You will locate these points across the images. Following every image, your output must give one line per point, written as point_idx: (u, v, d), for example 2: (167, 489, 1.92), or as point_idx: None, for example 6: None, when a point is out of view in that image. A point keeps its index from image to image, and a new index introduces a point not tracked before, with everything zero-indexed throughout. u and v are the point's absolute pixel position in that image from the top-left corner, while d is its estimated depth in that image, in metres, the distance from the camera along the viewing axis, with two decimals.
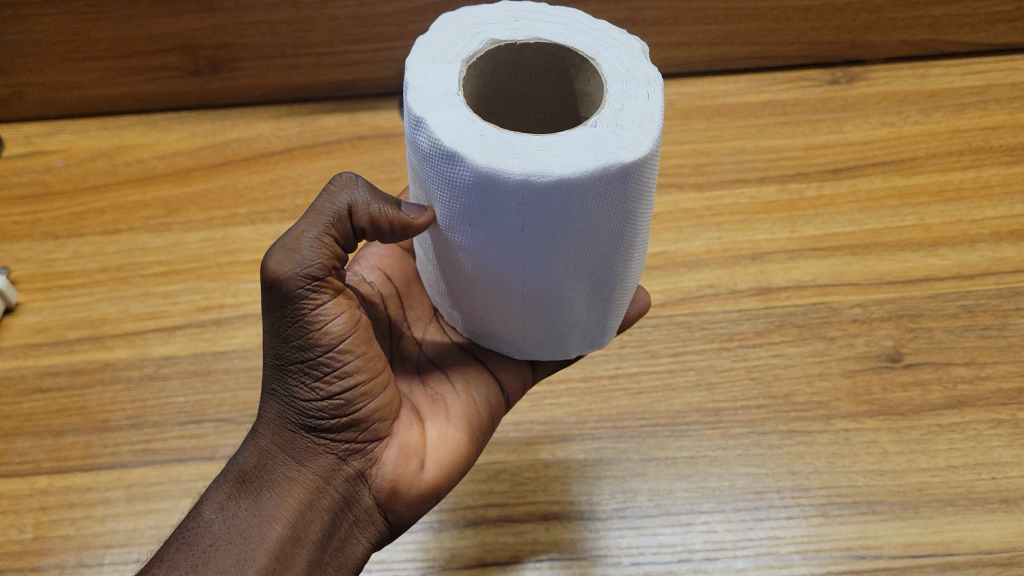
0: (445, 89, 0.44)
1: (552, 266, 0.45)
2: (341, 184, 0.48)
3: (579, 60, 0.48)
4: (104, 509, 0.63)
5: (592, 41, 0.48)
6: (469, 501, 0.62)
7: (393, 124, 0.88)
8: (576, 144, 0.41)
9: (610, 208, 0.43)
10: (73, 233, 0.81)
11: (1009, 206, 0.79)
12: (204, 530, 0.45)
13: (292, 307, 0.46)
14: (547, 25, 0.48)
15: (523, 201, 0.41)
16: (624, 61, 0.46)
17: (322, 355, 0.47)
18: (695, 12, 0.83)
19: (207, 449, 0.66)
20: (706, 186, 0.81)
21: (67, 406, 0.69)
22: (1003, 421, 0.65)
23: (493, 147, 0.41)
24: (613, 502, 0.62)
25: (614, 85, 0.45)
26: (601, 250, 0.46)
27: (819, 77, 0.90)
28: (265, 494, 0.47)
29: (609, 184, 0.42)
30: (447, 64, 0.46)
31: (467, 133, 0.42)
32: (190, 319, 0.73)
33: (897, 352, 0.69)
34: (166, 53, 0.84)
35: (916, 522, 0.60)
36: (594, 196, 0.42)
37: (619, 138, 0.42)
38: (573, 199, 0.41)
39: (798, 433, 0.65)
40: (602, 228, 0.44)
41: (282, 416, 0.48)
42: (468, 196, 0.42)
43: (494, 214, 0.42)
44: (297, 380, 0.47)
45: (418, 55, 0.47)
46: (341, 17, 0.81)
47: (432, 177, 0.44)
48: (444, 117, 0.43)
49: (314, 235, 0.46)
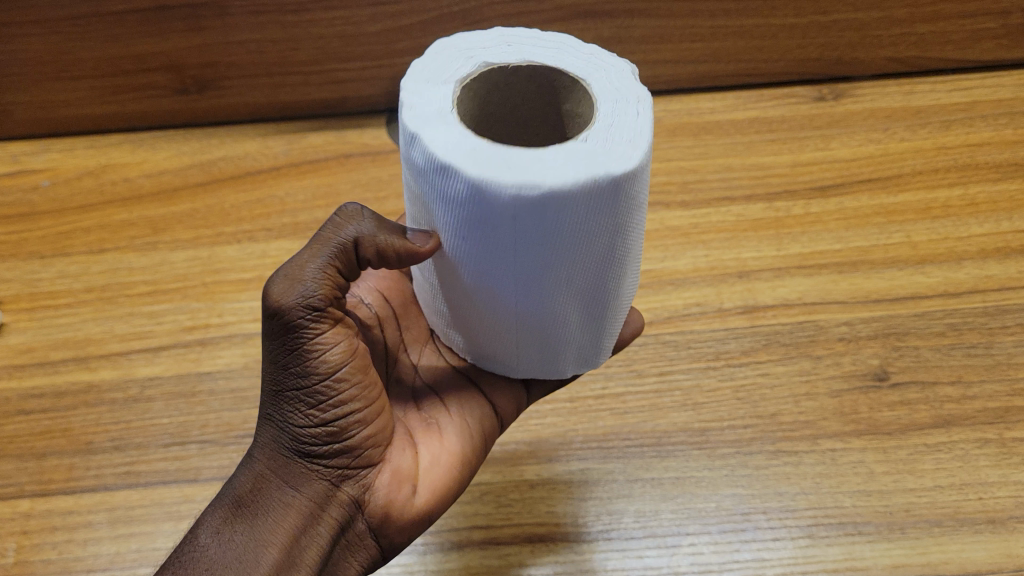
0: (439, 107, 0.44)
1: (547, 282, 0.45)
2: (347, 216, 0.47)
3: (568, 82, 0.48)
4: (86, 533, 0.62)
5: (582, 64, 0.48)
6: (455, 523, 0.62)
7: (380, 142, 0.89)
8: (565, 156, 0.41)
9: (602, 222, 0.43)
10: (59, 253, 0.80)
11: (996, 223, 0.79)
12: (201, 554, 0.45)
13: (293, 335, 0.46)
14: (539, 49, 0.48)
15: (515, 213, 0.41)
16: (613, 82, 0.46)
17: (323, 380, 0.47)
18: (682, 31, 0.84)
19: (190, 472, 0.65)
20: (693, 204, 0.81)
21: (52, 428, 0.68)
22: (990, 440, 0.64)
23: (486, 159, 0.41)
24: (599, 524, 0.61)
25: (604, 104, 0.45)
26: (595, 267, 0.45)
27: (806, 94, 0.91)
28: (261, 519, 0.46)
29: (600, 198, 0.41)
30: (442, 84, 0.46)
31: (460, 146, 0.42)
32: (175, 339, 0.73)
33: (884, 370, 0.69)
34: (153, 72, 0.85)
35: (902, 543, 0.59)
36: (585, 209, 0.41)
37: (611, 151, 0.42)
38: (565, 213, 0.41)
39: (785, 453, 0.64)
40: (594, 244, 0.44)
41: (281, 441, 0.48)
42: (462, 208, 0.42)
43: (486, 228, 0.42)
44: (296, 405, 0.47)
45: (414, 75, 0.46)
46: (328, 36, 0.82)
47: (426, 192, 0.44)
48: (439, 133, 0.43)
49: (318, 265, 0.46)
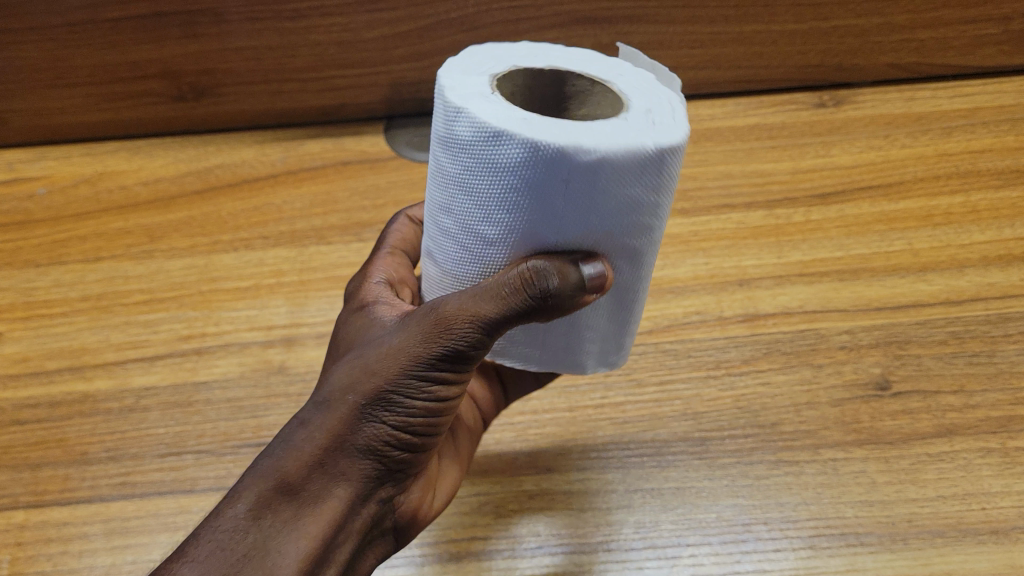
0: (477, 89, 0.43)
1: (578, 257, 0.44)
2: (550, 269, 0.42)
3: (588, 84, 0.49)
4: (82, 544, 0.60)
5: (605, 68, 0.48)
6: (452, 535, 0.60)
7: (378, 149, 0.89)
8: (613, 130, 0.40)
9: (645, 199, 0.42)
10: (54, 261, 0.80)
11: (998, 230, 0.78)
12: (244, 541, 0.39)
13: (435, 361, 0.43)
14: (563, 59, 0.49)
15: (566, 180, 0.39)
16: (638, 80, 0.47)
17: (417, 396, 0.44)
18: (681, 37, 0.86)
19: (186, 482, 0.63)
20: (693, 212, 0.82)
21: (46, 438, 0.67)
22: (993, 450, 0.63)
23: (538, 126, 0.39)
24: (598, 535, 0.59)
25: (637, 96, 0.45)
26: (626, 249, 0.44)
27: (806, 101, 0.92)
28: (311, 510, 0.42)
29: (646, 173, 0.40)
30: (478, 77, 0.45)
31: (511, 117, 0.40)
32: (172, 349, 0.72)
33: (886, 379, 0.68)
34: (150, 79, 0.86)
35: (905, 554, 0.57)
36: (632, 184, 0.40)
37: (654, 129, 0.41)
38: (611, 182, 0.40)
39: (786, 463, 0.63)
40: (634, 221, 0.43)
41: (348, 438, 0.43)
42: (509, 179, 0.40)
43: (536, 197, 0.40)
44: (385, 410, 0.43)
45: (450, 70, 0.45)
46: (324, 43, 0.83)
47: (467, 169, 0.42)
48: (488, 109, 0.41)
49: (480, 315, 0.42)
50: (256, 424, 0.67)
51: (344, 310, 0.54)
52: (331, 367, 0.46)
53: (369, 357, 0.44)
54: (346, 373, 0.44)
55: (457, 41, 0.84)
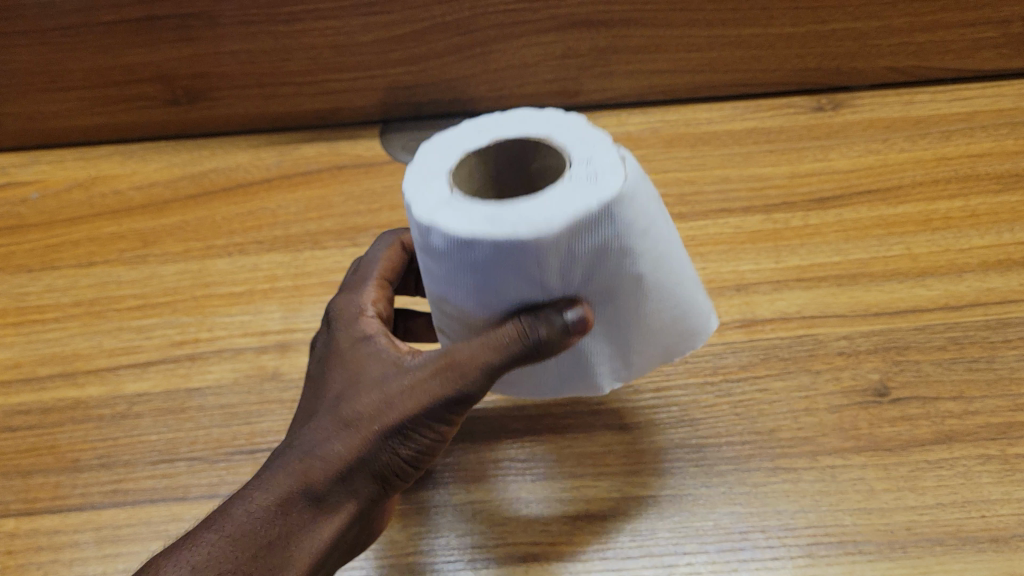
0: (436, 193, 0.43)
1: (603, 296, 0.46)
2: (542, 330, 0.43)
3: (533, 144, 0.47)
4: (71, 553, 0.59)
5: (543, 123, 0.46)
6: (450, 542, 0.60)
7: (374, 153, 0.89)
8: (560, 195, 0.40)
9: (611, 240, 0.42)
10: (47, 266, 0.80)
11: (998, 234, 0.77)
12: (261, 537, 0.46)
13: (448, 403, 0.47)
14: (501, 122, 0.47)
15: (533, 255, 0.40)
16: (579, 129, 0.45)
17: (431, 428, 0.48)
18: (678, 41, 0.85)
19: (179, 489, 0.62)
20: (690, 216, 0.81)
21: (38, 445, 0.67)
22: (992, 456, 0.62)
23: (492, 219, 0.40)
24: (593, 544, 0.59)
25: (577, 148, 0.44)
26: (642, 275, 0.46)
27: (804, 105, 0.92)
28: (324, 513, 0.47)
29: (600, 224, 0.41)
30: (435, 176, 0.44)
31: (469, 216, 0.41)
32: (165, 354, 0.72)
33: (884, 386, 0.67)
34: (143, 83, 0.85)
35: (903, 563, 0.56)
36: (589, 237, 0.41)
37: (597, 178, 0.41)
38: (582, 241, 0.41)
39: (783, 470, 0.62)
40: (605, 258, 0.43)
41: (368, 461, 0.47)
42: (482, 266, 0.41)
43: (511, 272, 0.42)
44: (402, 441, 0.47)
45: (408, 176, 0.44)
46: (319, 46, 0.82)
47: (445, 266, 0.43)
48: (452, 216, 0.41)
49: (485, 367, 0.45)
50: (250, 430, 0.66)
51: (341, 327, 0.54)
52: (360, 376, 0.49)
53: (394, 386, 0.47)
54: (371, 399, 0.47)
55: (452, 45, 0.84)
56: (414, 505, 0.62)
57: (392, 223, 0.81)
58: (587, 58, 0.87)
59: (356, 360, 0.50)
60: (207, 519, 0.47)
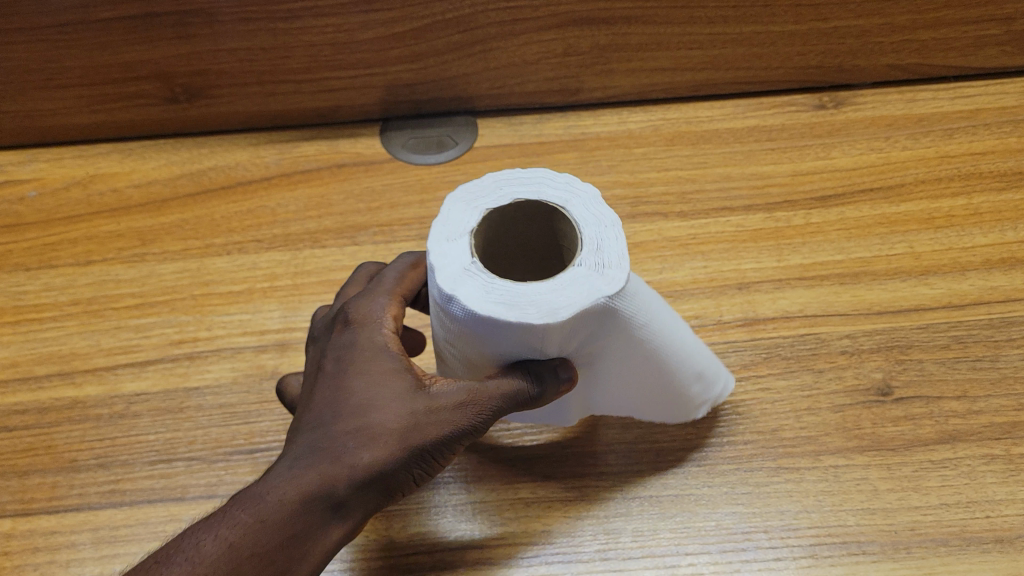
0: (461, 263, 0.48)
1: (602, 350, 0.54)
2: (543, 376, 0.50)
3: (546, 210, 0.53)
4: (69, 553, 0.59)
5: (559, 192, 0.53)
6: (448, 542, 0.59)
7: (373, 151, 0.88)
8: (569, 284, 0.47)
9: (603, 319, 0.49)
10: (45, 265, 0.79)
11: (1001, 233, 0.77)
12: (279, 541, 0.45)
13: (462, 430, 0.49)
14: (520, 186, 0.53)
15: (541, 335, 0.47)
16: (589, 208, 0.52)
17: (444, 447, 0.49)
18: (680, 38, 0.85)
19: (176, 490, 0.62)
20: (692, 215, 0.80)
21: (34, 445, 0.66)
22: (997, 456, 0.62)
23: (512, 301, 0.46)
24: (595, 544, 0.58)
25: (588, 230, 0.50)
26: (640, 338, 0.54)
27: (805, 103, 0.91)
28: (338, 521, 0.48)
29: (599, 311, 0.48)
30: (458, 239, 0.50)
31: (491, 296, 0.47)
32: (162, 354, 0.71)
33: (887, 385, 0.66)
34: (142, 81, 0.85)
35: (907, 563, 0.57)
36: (588, 320, 0.48)
37: (602, 272, 0.48)
38: (582, 322, 0.48)
39: (786, 470, 0.62)
40: (594, 332, 0.50)
41: (389, 476, 0.48)
42: (495, 335, 0.47)
43: (518, 342, 0.48)
44: (419, 460, 0.49)
45: (436, 233, 0.50)
46: (319, 44, 0.81)
47: (462, 329, 0.49)
48: (474, 289, 0.47)
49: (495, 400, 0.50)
50: (249, 430, 0.66)
51: (355, 330, 0.53)
52: (380, 385, 0.49)
53: (418, 407, 0.48)
54: (397, 416, 0.48)
55: (452, 43, 0.83)
56: (414, 505, 0.61)
57: (392, 223, 0.81)
58: (588, 56, 0.86)
59: (373, 368, 0.50)
60: (217, 515, 0.46)
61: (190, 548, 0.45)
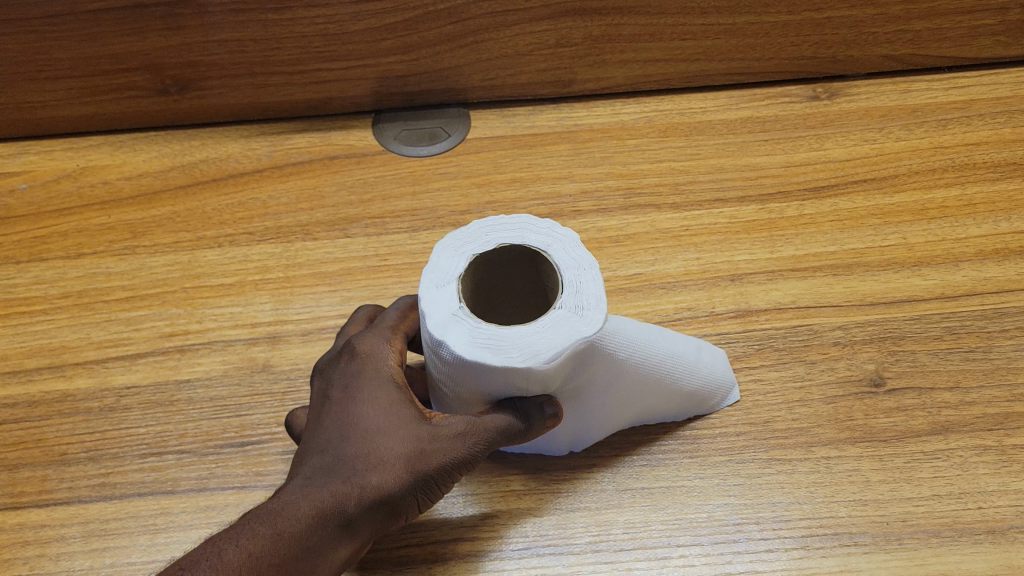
0: (450, 310, 0.49)
1: (588, 385, 0.54)
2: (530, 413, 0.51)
3: (529, 255, 0.54)
4: (59, 547, 0.59)
5: (540, 237, 0.53)
6: (438, 535, 0.59)
7: (365, 143, 0.88)
8: (550, 328, 0.48)
9: (585, 358, 0.50)
10: (35, 258, 0.79)
11: (995, 223, 0.77)
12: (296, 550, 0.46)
13: (466, 460, 0.50)
14: (503, 231, 0.54)
15: (526, 377, 0.48)
16: (570, 251, 0.52)
17: (448, 474, 0.50)
18: (673, 29, 0.84)
19: (167, 483, 0.62)
20: (684, 206, 0.80)
21: (24, 439, 0.66)
22: (990, 447, 0.62)
23: (496, 346, 0.47)
24: (587, 536, 0.58)
25: (567, 272, 0.51)
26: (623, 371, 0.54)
27: (799, 94, 0.91)
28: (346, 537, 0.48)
29: (580, 352, 0.49)
30: (447, 285, 0.51)
31: (477, 341, 0.47)
32: (153, 347, 0.71)
33: (879, 376, 0.66)
34: (132, 72, 0.84)
35: (899, 554, 0.56)
36: (571, 360, 0.49)
37: (581, 315, 0.49)
38: (565, 362, 0.49)
39: (777, 461, 0.62)
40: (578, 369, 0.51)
41: (395, 499, 0.49)
42: (483, 378, 0.48)
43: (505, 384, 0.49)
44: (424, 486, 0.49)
45: (426, 281, 0.51)
46: (310, 35, 0.81)
47: (452, 372, 0.50)
48: (461, 334, 0.48)
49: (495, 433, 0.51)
50: (240, 423, 0.65)
51: (362, 359, 0.53)
52: (388, 411, 0.50)
53: (424, 434, 0.49)
54: (406, 441, 0.49)
55: (444, 33, 0.83)
56: None
57: (385, 215, 0.80)
58: (582, 47, 0.86)
59: (381, 395, 0.51)
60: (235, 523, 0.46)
61: (212, 557, 0.44)
